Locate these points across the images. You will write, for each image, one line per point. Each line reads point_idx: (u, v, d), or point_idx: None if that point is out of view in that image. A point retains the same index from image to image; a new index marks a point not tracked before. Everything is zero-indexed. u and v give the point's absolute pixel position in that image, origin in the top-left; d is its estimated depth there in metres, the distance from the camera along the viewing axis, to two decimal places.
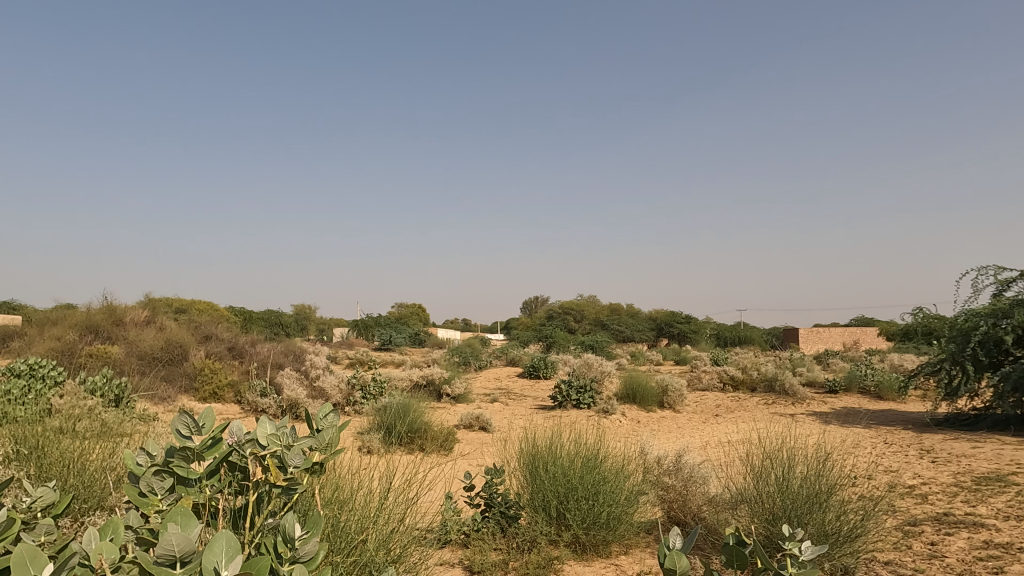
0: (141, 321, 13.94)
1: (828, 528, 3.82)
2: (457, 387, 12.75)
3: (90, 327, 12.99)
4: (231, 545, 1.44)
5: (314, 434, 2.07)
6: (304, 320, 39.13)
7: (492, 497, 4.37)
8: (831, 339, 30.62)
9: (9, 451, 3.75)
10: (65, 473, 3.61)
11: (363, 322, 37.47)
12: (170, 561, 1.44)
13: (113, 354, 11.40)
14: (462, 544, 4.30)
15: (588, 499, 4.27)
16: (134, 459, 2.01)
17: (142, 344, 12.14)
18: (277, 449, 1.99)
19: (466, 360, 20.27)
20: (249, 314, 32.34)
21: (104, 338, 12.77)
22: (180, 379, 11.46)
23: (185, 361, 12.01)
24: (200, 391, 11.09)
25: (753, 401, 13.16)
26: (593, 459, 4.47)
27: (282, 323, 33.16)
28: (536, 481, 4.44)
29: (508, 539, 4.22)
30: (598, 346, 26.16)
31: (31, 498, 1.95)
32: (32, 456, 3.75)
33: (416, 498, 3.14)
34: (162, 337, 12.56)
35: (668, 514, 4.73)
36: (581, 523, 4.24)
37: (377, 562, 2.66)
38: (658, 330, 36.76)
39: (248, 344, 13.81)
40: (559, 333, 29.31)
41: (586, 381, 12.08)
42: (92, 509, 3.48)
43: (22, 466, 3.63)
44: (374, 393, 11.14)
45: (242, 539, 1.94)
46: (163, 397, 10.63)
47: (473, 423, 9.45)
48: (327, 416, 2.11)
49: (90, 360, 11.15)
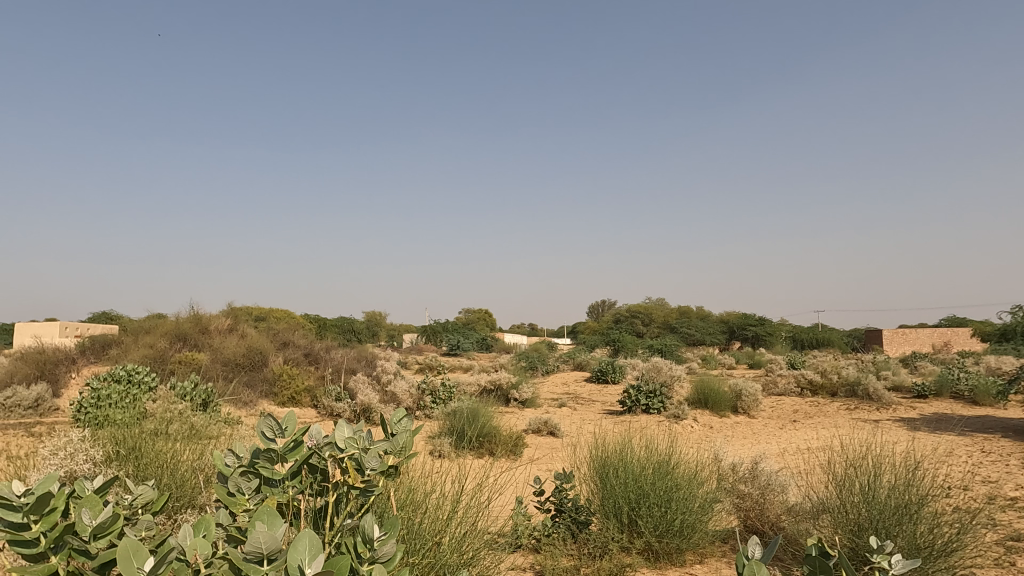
0: (225, 329, 14.71)
1: (920, 541, 3.60)
2: (525, 392, 12.82)
3: (179, 336, 13.81)
4: (313, 543, 1.46)
5: (390, 438, 2.11)
6: (375, 326, 40.22)
7: (563, 502, 4.35)
8: (919, 340, 28.83)
9: (111, 451, 4.03)
10: (161, 472, 3.87)
11: (431, 329, 38.25)
12: (258, 558, 1.51)
13: (199, 361, 12.06)
14: (533, 549, 4.27)
15: (661, 506, 4.18)
16: (223, 461, 2.11)
17: (226, 351, 12.77)
18: (355, 452, 2.04)
19: (533, 364, 20.33)
20: (323, 321, 33.44)
21: (192, 346, 13.54)
22: (261, 384, 12.00)
23: (265, 367, 12.56)
24: (279, 396, 11.61)
25: (834, 406, 12.59)
26: (665, 465, 4.40)
27: (354, 330, 34.17)
28: (607, 486, 4.40)
29: (580, 544, 4.18)
30: (668, 349, 25.65)
31: (133, 494, 2.07)
32: (130, 456, 4.03)
33: (490, 502, 3.14)
34: (243, 344, 13.17)
35: (745, 523, 4.56)
36: (654, 531, 4.15)
37: (451, 564, 2.70)
38: (730, 333, 35.75)
39: (323, 350, 14.32)
40: (626, 337, 28.95)
41: (655, 386, 11.87)
42: (184, 507, 3.69)
43: (122, 466, 3.91)
44: (444, 398, 11.35)
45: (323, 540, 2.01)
46: (246, 401, 11.17)
47: (541, 428, 9.47)
48: (402, 420, 2.15)
49: (180, 366, 11.86)
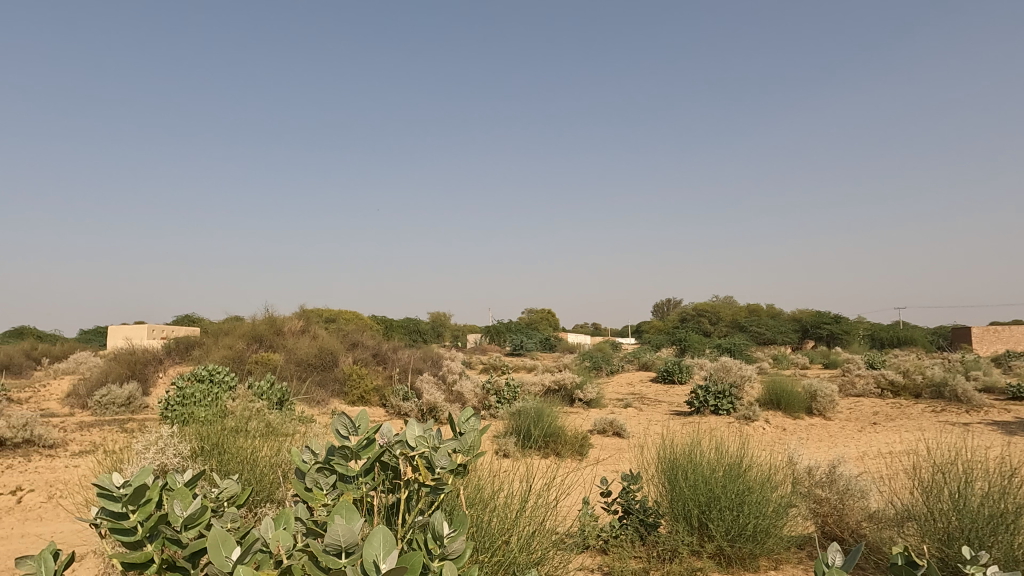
0: (298, 330, 15.28)
1: (1017, 554, 3.38)
2: (590, 392, 12.74)
3: (256, 338, 14.44)
4: (387, 539, 1.49)
5: (458, 437, 2.14)
6: (440, 327, 40.88)
7: (630, 503, 4.30)
8: (1013, 339, 26.93)
9: (196, 447, 4.26)
10: (242, 467, 4.06)
11: (495, 329, 38.55)
12: (336, 550, 1.56)
13: (275, 361, 12.57)
14: (601, 550, 4.23)
15: (733, 509, 4.07)
16: (300, 457, 2.19)
17: (299, 352, 13.25)
18: (425, 451, 2.08)
19: (597, 364, 20.17)
20: (389, 321, 34.23)
21: (267, 346, 14.15)
22: (332, 383, 12.41)
23: (335, 367, 12.97)
24: (350, 395, 11.97)
25: (918, 408, 11.93)
26: (737, 468, 4.28)
27: (420, 330, 34.86)
28: (676, 488, 4.32)
29: (648, 547, 4.12)
30: (736, 348, 24.94)
31: (219, 488, 2.18)
32: (214, 451, 4.25)
33: (558, 502, 3.14)
34: (315, 345, 13.64)
35: (823, 530, 4.38)
36: (725, 535, 4.04)
37: (521, 563, 2.71)
38: (803, 332, 34.41)
39: (390, 351, 14.67)
40: (692, 336, 28.34)
41: (724, 386, 11.56)
42: (264, 501, 3.87)
43: (207, 461, 4.12)
44: (508, 397, 11.42)
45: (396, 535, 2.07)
46: (318, 400, 11.58)
47: (606, 429, 9.38)
48: (470, 420, 2.18)
49: (257, 366, 12.40)
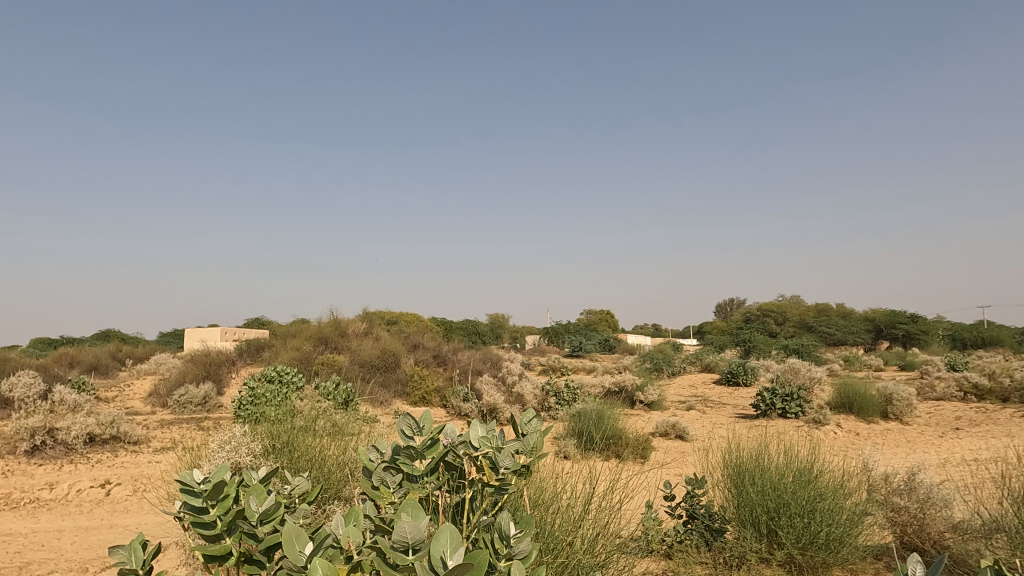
0: (361, 332, 15.67)
1: None
2: (651, 394, 12.55)
3: (321, 339, 14.88)
4: (453, 537, 1.50)
5: (521, 438, 2.15)
6: (498, 328, 41.11)
7: (695, 508, 4.22)
8: None
9: (268, 445, 4.43)
10: (311, 465, 4.20)
11: (553, 330, 38.48)
12: (404, 547, 1.58)
13: (340, 363, 12.92)
14: (665, 555, 4.15)
15: (804, 516, 3.92)
16: (367, 456, 2.24)
17: (363, 353, 13.58)
18: (489, 451, 2.10)
19: (658, 366, 19.86)
20: (449, 322, 34.70)
21: (333, 348, 14.57)
22: (395, 384, 12.67)
23: (398, 368, 13.22)
24: (412, 395, 12.20)
25: (1006, 412, 11.20)
26: (807, 473, 4.14)
27: (479, 332, 35.14)
28: (743, 493, 4.20)
29: (714, 553, 4.03)
30: (804, 350, 24.04)
31: (291, 485, 2.26)
32: (285, 449, 4.41)
33: (622, 505, 3.11)
34: (378, 347, 13.95)
35: (902, 540, 4.18)
36: (796, 543, 3.89)
37: (585, 564, 2.70)
38: (877, 333, 32.88)
39: (450, 352, 14.86)
40: (757, 336, 27.54)
41: (792, 389, 11.17)
42: (332, 499, 4.00)
43: (278, 459, 4.28)
44: (568, 399, 11.38)
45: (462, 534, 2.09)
46: (382, 401, 11.85)
47: (669, 431, 9.23)
48: (532, 421, 2.19)
49: (323, 368, 12.79)
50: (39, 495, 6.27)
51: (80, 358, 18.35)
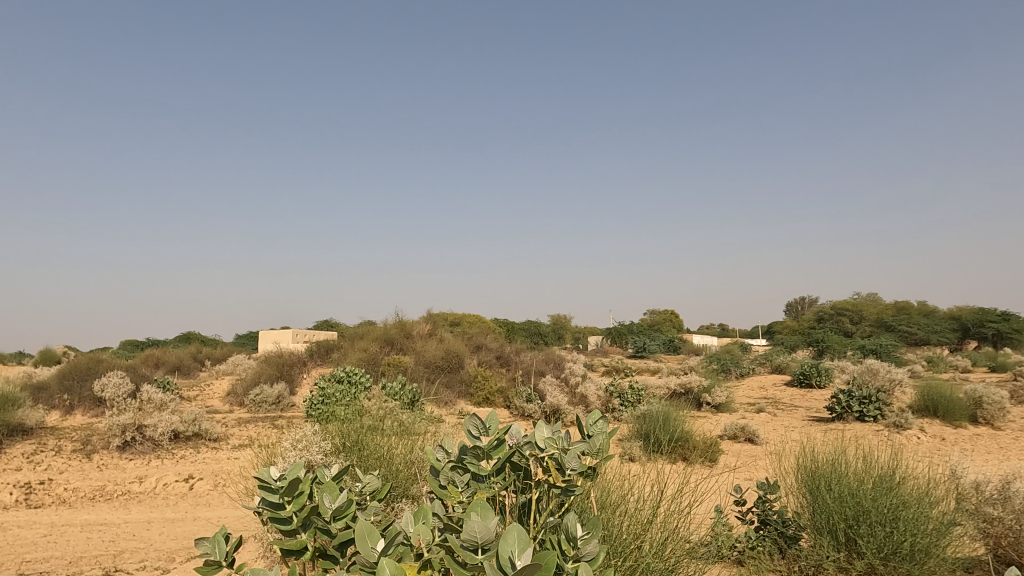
0: (426, 334, 15.95)
1: None
2: (718, 396, 12.24)
3: (388, 340, 15.23)
4: (521, 537, 1.51)
5: (587, 440, 2.14)
6: (561, 329, 40.99)
7: (768, 515, 4.09)
8: None
9: (338, 443, 4.57)
10: (380, 463, 4.31)
11: (616, 331, 38.10)
12: (473, 546, 1.61)
13: (405, 364, 13.19)
14: (736, 562, 4.03)
15: (885, 525, 3.73)
16: (434, 455, 2.28)
17: (427, 354, 13.82)
18: (555, 452, 2.10)
19: (725, 367, 19.35)
20: (511, 323, 34.86)
21: (398, 349, 14.90)
22: (459, 385, 12.83)
23: (461, 368, 13.39)
24: (475, 396, 12.33)
25: None
26: (888, 480, 3.94)
27: (540, 332, 35.15)
28: (819, 500, 4.04)
29: (789, 561, 3.89)
30: (883, 350, 22.89)
31: (362, 483, 2.32)
32: (355, 448, 4.54)
33: (692, 509, 3.05)
34: (442, 348, 14.17)
35: (995, 553, 3.92)
36: (877, 553, 3.71)
37: (655, 569, 2.66)
38: (964, 332, 30.97)
39: (513, 353, 14.93)
40: (830, 336, 26.40)
41: (870, 391, 10.65)
42: (400, 497, 4.09)
43: (348, 457, 4.41)
44: (632, 400, 11.24)
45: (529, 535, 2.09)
46: (446, 401, 12.02)
47: (738, 434, 8.98)
48: (598, 423, 2.18)
49: (389, 369, 13.09)
50: (130, 487, 6.68)
51: (164, 359, 19.42)
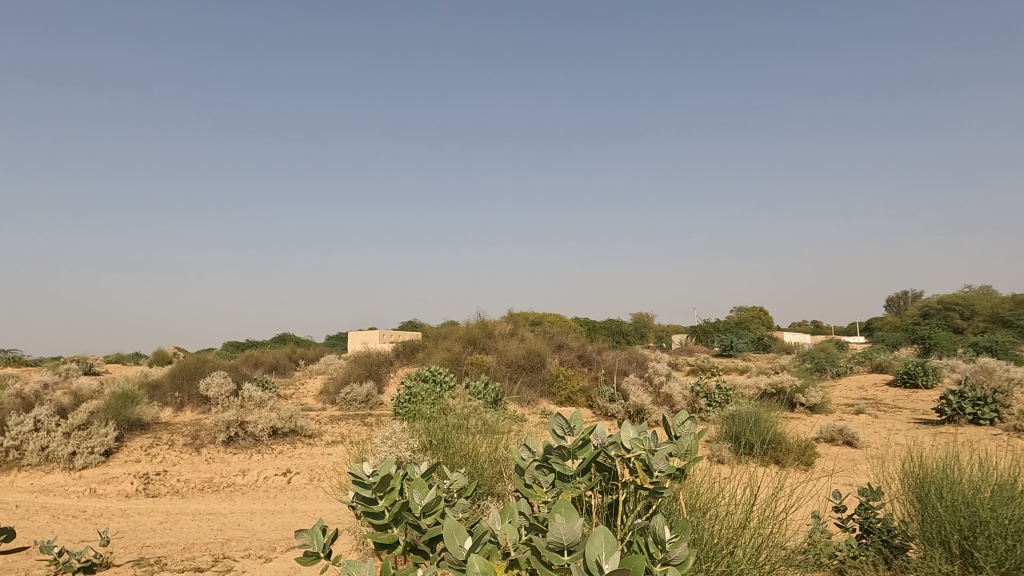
0: (507, 333, 16.09)
1: None
2: (813, 397, 11.66)
3: (470, 340, 15.47)
4: (608, 541, 1.49)
5: (674, 440, 2.10)
6: (643, 327, 40.31)
7: (871, 522, 3.86)
8: None
9: (425, 441, 4.69)
10: (466, 461, 4.39)
11: (701, 328, 37.09)
12: (559, 547, 1.60)
13: (488, 363, 13.35)
14: (836, 571, 3.82)
15: (1006, 538, 3.41)
16: (519, 454, 2.29)
17: (509, 354, 13.93)
18: (642, 453, 2.06)
19: (820, 366, 18.43)
20: (592, 322, 34.59)
21: (481, 349, 15.11)
22: (541, 384, 12.86)
23: (543, 368, 13.42)
24: (558, 395, 12.32)
25: None
26: (1009, 490, 3.63)
27: (622, 331, 34.69)
28: (928, 509, 3.78)
29: (895, 572, 3.65)
30: (1000, 348, 21.07)
31: (450, 480, 2.36)
32: (441, 445, 4.63)
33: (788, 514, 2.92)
34: (523, 347, 14.25)
35: None
36: (997, 568, 3.39)
37: None
38: None
39: (595, 352, 14.82)
40: (938, 333, 24.58)
41: (985, 391, 9.83)
42: (486, 494, 4.15)
43: (435, 454, 4.52)
44: (720, 400, 10.90)
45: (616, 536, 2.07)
46: (529, 400, 12.08)
47: (835, 437, 8.52)
48: (685, 423, 2.13)
49: (472, 368, 13.30)
50: (234, 480, 7.12)
51: (262, 359, 20.58)
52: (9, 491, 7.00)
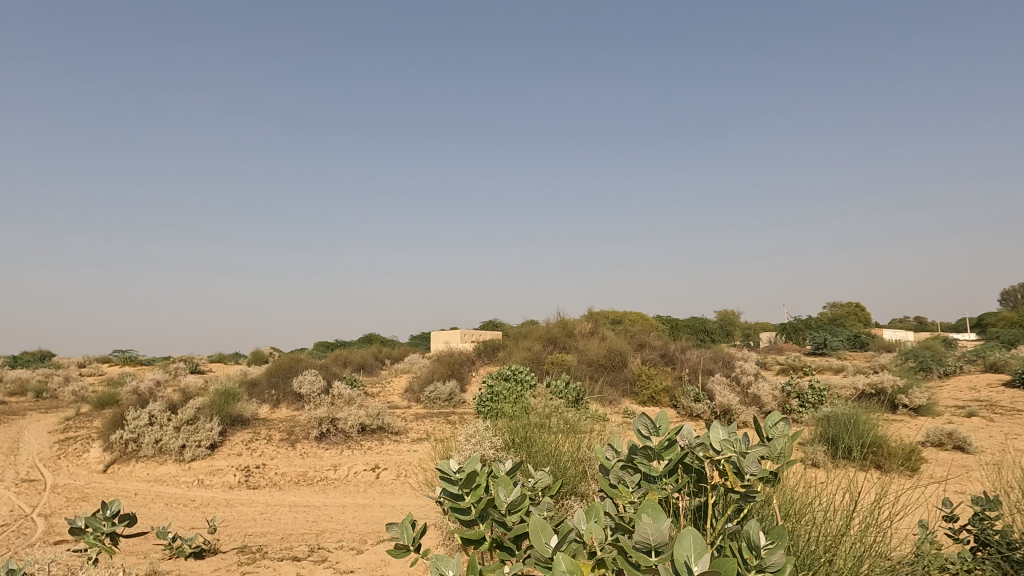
0: (588, 332, 15.98)
1: None
2: (917, 398, 10.91)
3: (551, 339, 15.47)
4: (697, 542, 1.45)
5: (767, 443, 2.02)
6: (730, 325, 38.97)
7: (987, 534, 3.56)
8: None
9: (508, 439, 4.73)
10: (549, 460, 4.40)
11: (792, 326, 35.48)
12: (646, 548, 1.58)
13: (568, 362, 13.31)
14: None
15: None
16: (604, 454, 2.28)
17: (591, 353, 13.83)
18: (732, 455, 1.99)
19: (925, 365, 17.22)
20: (675, 321, 33.80)
21: (561, 347, 15.09)
22: (623, 383, 12.70)
23: (625, 367, 13.25)
24: (641, 395, 12.14)
25: None
26: None
27: (707, 330, 33.72)
28: None
29: None
30: None
31: (534, 479, 2.37)
32: (524, 444, 4.66)
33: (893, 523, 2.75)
34: (604, 346, 14.11)
35: None
36: None
37: None
38: None
39: (678, 351, 14.48)
40: None
41: None
42: (570, 493, 4.14)
43: (518, 453, 4.55)
44: (813, 401, 10.39)
45: (706, 539, 2.01)
46: (612, 400, 11.96)
47: (944, 441, 7.94)
48: (778, 425, 2.05)
49: (553, 367, 13.30)
50: (327, 474, 7.45)
51: (351, 358, 21.41)
52: (129, 480, 7.63)
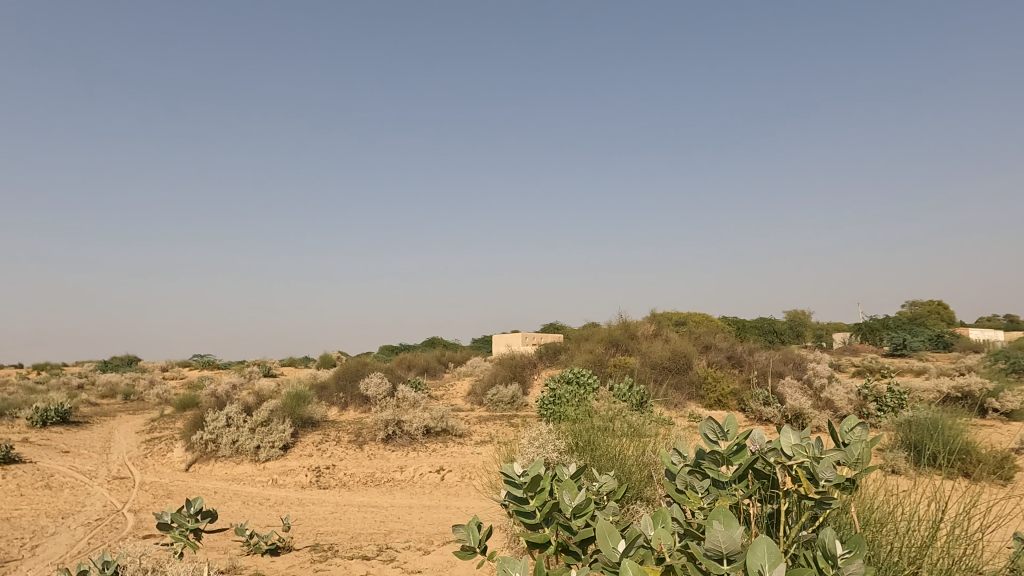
0: (651, 334, 15.73)
1: None
2: (1009, 402, 10.21)
3: (613, 342, 15.31)
4: (772, 551, 1.41)
5: (843, 447, 1.93)
6: (800, 326, 37.56)
7: None
8: None
9: (572, 443, 4.71)
10: (613, 463, 4.35)
11: (868, 326, 33.86)
12: (718, 555, 1.54)
13: (631, 364, 13.14)
14: None
15: None
16: (670, 458, 2.25)
17: (654, 355, 13.60)
18: (805, 460, 1.91)
19: (1017, 367, 16.10)
20: (742, 322, 32.83)
21: (624, 350, 14.90)
22: (688, 387, 12.44)
23: (690, 370, 12.96)
24: (707, 398, 11.85)
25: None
26: None
27: (776, 330, 32.59)
28: None
29: None
30: None
31: (599, 483, 2.36)
32: (587, 448, 4.63)
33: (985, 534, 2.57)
34: (668, 348, 13.85)
35: None
36: None
37: None
38: None
39: (745, 352, 14.06)
40: None
41: None
42: (635, 498, 4.08)
43: (582, 456, 4.53)
44: (892, 405, 9.90)
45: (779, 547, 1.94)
46: (677, 403, 11.73)
47: None
48: (855, 429, 1.95)
49: (616, 370, 13.16)
50: (394, 475, 7.61)
51: (414, 362, 21.78)
52: (209, 479, 8.02)
